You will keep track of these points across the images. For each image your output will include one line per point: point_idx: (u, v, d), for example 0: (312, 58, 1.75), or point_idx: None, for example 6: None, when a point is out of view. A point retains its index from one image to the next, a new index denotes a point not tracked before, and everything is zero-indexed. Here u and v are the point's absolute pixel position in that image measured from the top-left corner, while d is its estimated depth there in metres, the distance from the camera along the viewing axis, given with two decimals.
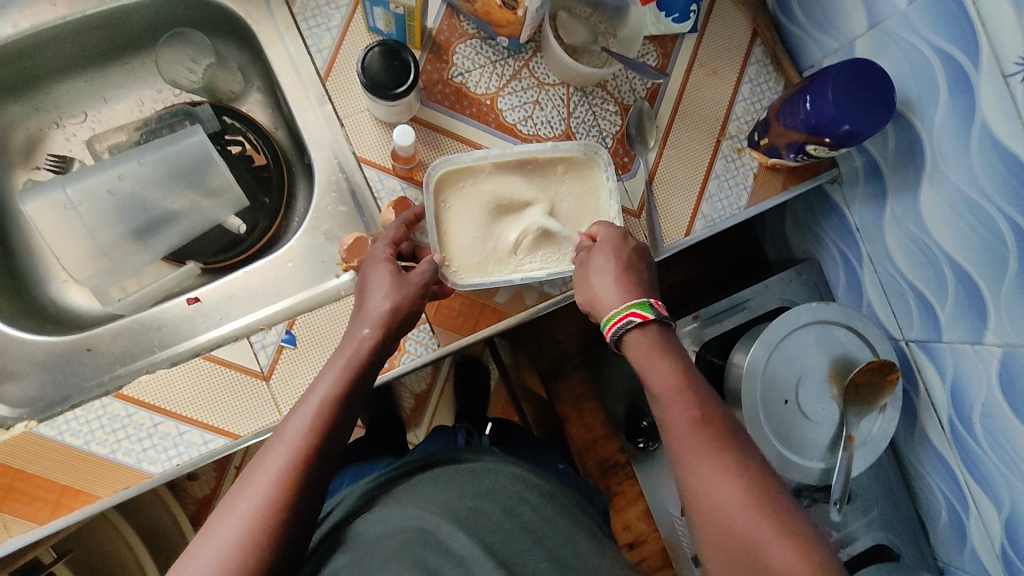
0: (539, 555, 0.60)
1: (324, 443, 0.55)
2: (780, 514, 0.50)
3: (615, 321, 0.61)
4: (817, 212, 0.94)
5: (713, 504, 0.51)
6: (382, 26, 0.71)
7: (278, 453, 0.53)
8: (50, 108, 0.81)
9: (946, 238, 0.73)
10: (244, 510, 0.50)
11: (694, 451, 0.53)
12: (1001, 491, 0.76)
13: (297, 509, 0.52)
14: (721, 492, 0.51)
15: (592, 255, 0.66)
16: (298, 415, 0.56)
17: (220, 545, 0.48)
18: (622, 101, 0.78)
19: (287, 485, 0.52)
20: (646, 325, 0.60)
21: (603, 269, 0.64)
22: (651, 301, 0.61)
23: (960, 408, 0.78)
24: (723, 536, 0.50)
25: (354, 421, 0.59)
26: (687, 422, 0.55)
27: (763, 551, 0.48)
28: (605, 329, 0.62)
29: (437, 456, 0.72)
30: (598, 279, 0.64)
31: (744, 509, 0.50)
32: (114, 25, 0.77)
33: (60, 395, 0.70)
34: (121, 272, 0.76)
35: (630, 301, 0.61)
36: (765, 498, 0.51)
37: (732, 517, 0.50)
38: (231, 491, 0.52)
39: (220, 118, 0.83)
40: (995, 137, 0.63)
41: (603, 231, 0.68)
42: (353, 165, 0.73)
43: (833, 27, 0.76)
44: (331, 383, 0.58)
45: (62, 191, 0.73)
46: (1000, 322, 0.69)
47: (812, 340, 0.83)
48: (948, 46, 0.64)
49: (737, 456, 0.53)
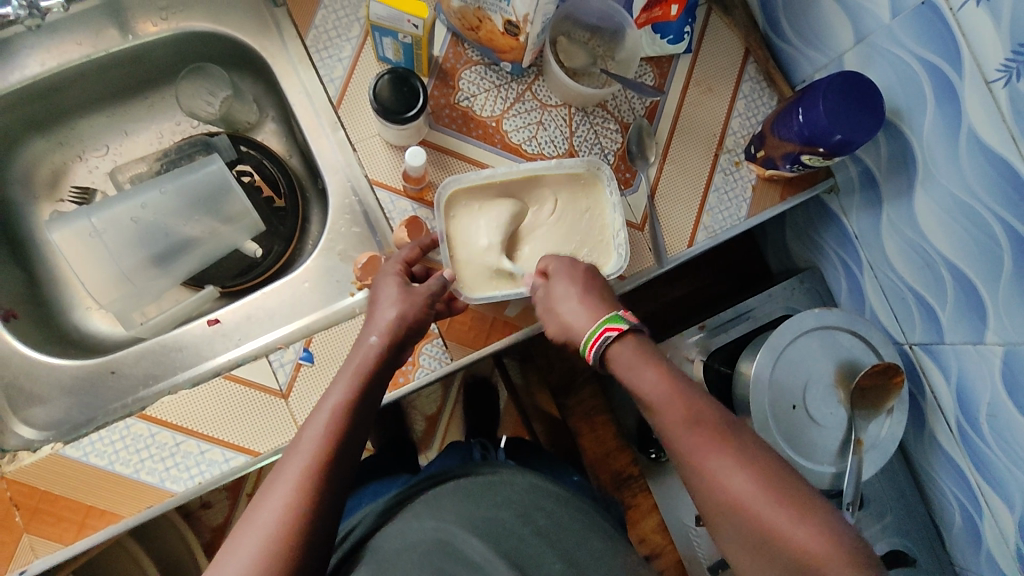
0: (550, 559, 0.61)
1: (339, 450, 0.57)
2: (786, 496, 0.52)
3: (592, 342, 0.63)
4: (816, 222, 0.96)
5: (726, 499, 0.53)
6: (391, 55, 0.74)
7: (296, 463, 0.55)
8: (74, 141, 0.84)
9: (942, 241, 0.75)
10: (265, 520, 0.52)
11: (696, 446, 0.56)
12: (1013, 492, 0.76)
13: (320, 516, 0.54)
14: (748, 502, 0.52)
15: (551, 286, 0.67)
16: (313, 423, 0.58)
17: (246, 555, 0.50)
18: (622, 119, 0.81)
19: (308, 492, 0.53)
20: (622, 337, 0.62)
21: (566, 296, 0.66)
22: (621, 312, 0.63)
23: (967, 409, 0.79)
24: (752, 542, 0.52)
25: (368, 428, 0.61)
26: (680, 419, 0.57)
27: (774, 532, 0.50)
28: (586, 354, 0.64)
29: (453, 472, 0.72)
30: (566, 306, 0.65)
31: (766, 508, 0.51)
32: (135, 63, 0.81)
33: (84, 418, 0.71)
34: (142, 297, 0.79)
35: (602, 317, 0.63)
36: (788, 496, 0.52)
37: (748, 512, 0.52)
38: (254, 503, 0.54)
39: (237, 148, 0.86)
40: (982, 142, 0.66)
41: (553, 263, 0.69)
42: (366, 188, 0.77)
43: (822, 43, 0.80)
44: (344, 391, 0.60)
45: (87, 220, 0.76)
46: (1000, 321, 0.71)
47: (816, 347, 0.85)
48: (933, 56, 0.67)
49: (756, 459, 0.54)
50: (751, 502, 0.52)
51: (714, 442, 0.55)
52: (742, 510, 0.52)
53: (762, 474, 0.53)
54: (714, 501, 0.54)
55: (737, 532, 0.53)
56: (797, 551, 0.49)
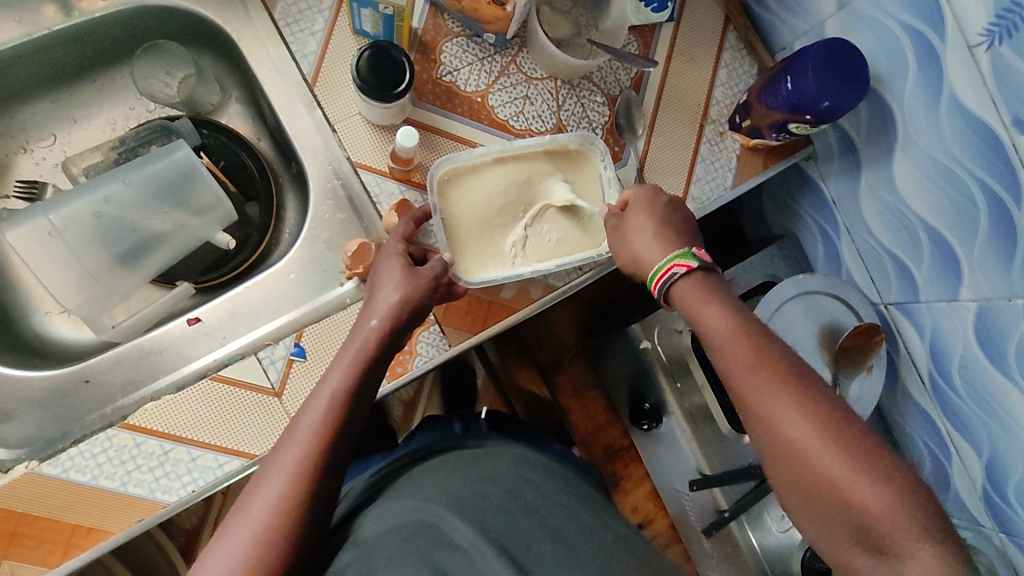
0: (541, 536, 0.60)
1: (337, 439, 0.55)
2: (855, 449, 0.50)
3: (661, 276, 0.63)
4: (793, 189, 0.98)
5: (787, 446, 0.52)
6: (369, 28, 0.70)
7: (292, 451, 0.53)
8: (16, 131, 0.76)
9: (918, 203, 0.77)
10: (260, 509, 0.50)
11: (759, 391, 0.54)
12: (981, 437, 0.81)
13: (314, 507, 0.52)
14: (814, 454, 0.51)
15: (625, 219, 0.67)
16: (309, 409, 0.56)
17: (237, 543, 0.49)
18: (608, 92, 0.79)
19: (302, 483, 0.52)
20: (690, 274, 0.62)
21: (641, 229, 0.66)
22: (692, 250, 0.63)
23: (939, 362, 0.83)
24: (812, 497, 0.51)
25: (366, 415, 0.59)
26: (744, 363, 0.55)
27: (838, 488, 0.49)
28: (653, 288, 0.64)
29: (435, 446, 0.75)
30: (637, 238, 0.66)
31: (828, 458, 0.50)
32: (82, 41, 0.73)
33: (60, 432, 0.66)
34: (110, 298, 0.73)
35: (673, 253, 0.63)
36: (857, 450, 0.50)
37: (813, 462, 0.51)
38: (247, 488, 0.53)
39: (200, 131, 0.80)
40: (961, 105, 0.67)
41: (633, 191, 0.69)
42: (349, 171, 0.73)
43: (803, 10, 0.80)
44: (341, 376, 0.58)
45: (45, 218, 0.71)
46: (973, 277, 0.74)
47: (798, 312, 0.87)
48: (915, 21, 0.69)
49: (821, 406, 0.52)
50: (819, 455, 0.50)
51: (782, 393, 0.53)
52: (812, 471, 0.51)
53: (828, 423, 0.51)
54: (781, 461, 0.52)
55: (803, 491, 0.51)
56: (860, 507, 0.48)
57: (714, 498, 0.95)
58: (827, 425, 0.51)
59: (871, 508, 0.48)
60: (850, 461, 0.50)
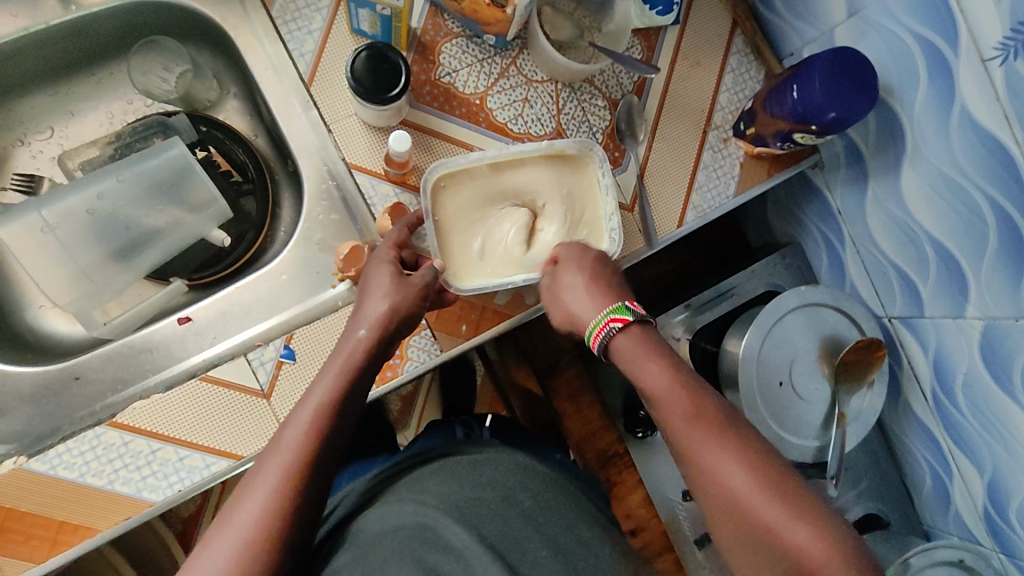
0: (537, 544, 0.61)
1: (321, 452, 0.55)
2: (789, 497, 0.52)
3: (597, 332, 0.62)
4: (798, 197, 0.96)
5: (726, 496, 0.54)
6: (367, 28, 0.69)
7: (276, 463, 0.53)
8: (13, 124, 0.76)
9: (926, 217, 0.76)
10: (243, 522, 0.50)
11: (698, 446, 0.55)
12: (983, 456, 0.79)
13: (299, 519, 0.52)
14: (751, 503, 0.53)
15: (559, 273, 0.66)
16: (294, 421, 0.55)
17: (221, 558, 0.48)
18: (610, 95, 0.78)
19: (286, 498, 0.51)
20: (627, 329, 0.61)
21: (573, 285, 0.65)
22: (627, 303, 0.62)
23: (942, 379, 0.81)
24: (757, 551, 0.52)
25: (352, 426, 0.58)
26: (684, 417, 0.56)
27: (773, 534, 0.51)
28: (590, 342, 0.63)
29: (435, 451, 0.71)
30: (571, 295, 0.64)
31: (763, 505, 0.52)
32: (79, 36, 0.73)
33: (49, 429, 0.67)
34: (103, 294, 0.73)
35: (607, 308, 0.62)
36: (791, 497, 0.52)
37: (751, 510, 0.52)
38: (230, 501, 0.52)
39: (197, 128, 0.79)
40: (974, 120, 0.65)
41: (562, 250, 0.68)
42: (344, 172, 0.72)
43: (812, 16, 0.78)
44: (327, 387, 0.57)
45: (37, 213, 0.70)
46: (981, 296, 0.72)
47: (801, 324, 0.85)
48: (928, 32, 0.66)
49: (756, 455, 0.55)
50: (760, 509, 0.52)
51: (722, 444, 0.55)
52: (751, 518, 0.52)
53: (763, 472, 0.54)
54: (721, 509, 0.54)
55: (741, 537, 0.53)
56: (794, 552, 0.50)
57: None
58: (766, 477, 0.53)
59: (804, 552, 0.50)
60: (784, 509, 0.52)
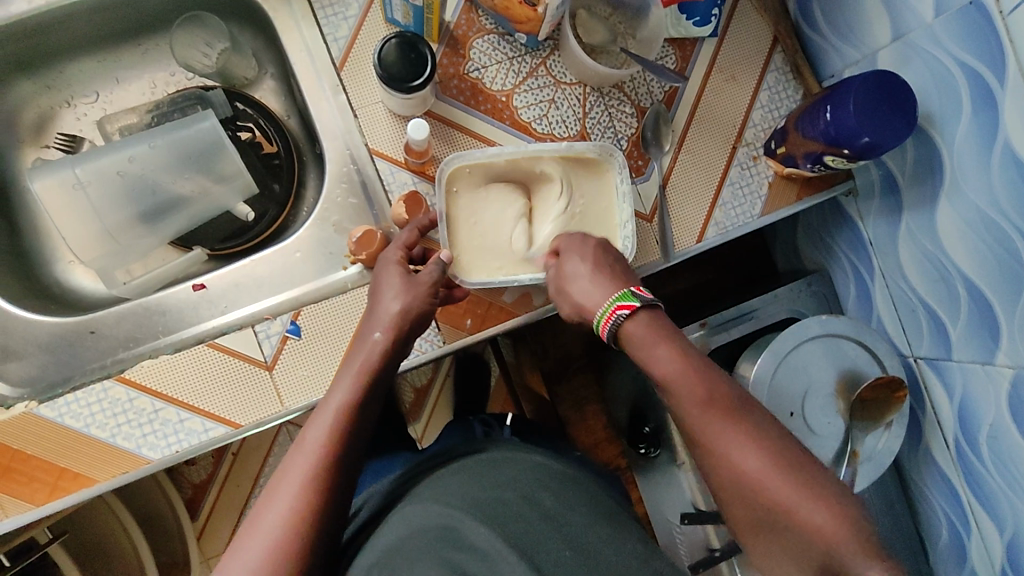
0: (560, 545, 0.58)
1: (345, 452, 0.55)
2: (803, 477, 0.52)
3: (605, 320, 0.60)
4: (829, 223, 0.93)
5: (739, 477, 0.53)
6: (400, 18, 0.70)
7: (300, 464, 0.53)
8: (62, 86, 0.80)
9: (960, 256, 0.72)
10: (271, 523, 0.51)
11: (714, 428, 0.54)
12: (1006, 514, 0.74)
13: (326, 518, 0.53)
14: (764, 482, 0.52)
15: (562, 264, 0.65)
16: (316, 422, 0.56)
17: (254, 555, 0.50)
18: (638, 103, 0.77)
19: (313, 496, 0.52)
20: (634, 316, 0.59)
21: (578, 275, 0.63)
22: (633, 290, 0.60)
23: (967, 428, 0.77)
24: (765, 528, 0.52)
25: (372, 425, 0.59)
26: (698, 403, 0.55)
27: (787, 512, 0.51)
28: (600, 331, 0.61)
29: (459, 451, 0.72)
30: (577, 287, 0.63)
31: (776, 484, 0.51)
32: (129, 7, 0.76)
33: (61, 377, 0.70)
34: (127, 255, 0.76)
35: (613, 296, 0.60)
36: (804, 476, 0.52)
37: (766, 491, 0.52)
38: (260, 502, 0.53)
39: (233, 104, 0.82)
40: (1017, 156, 0.62)
41: (562, 240, 0.66)
42: (366, 157, 0.73)
43: (857, 38, 0.76)
44: (347, 389, 0.58)
45: (71, 170, 0.73)
46: (1013, 341, 0.68)
47: (818, 354, 0.82)
48: (975, 60, 0.63)
49: (769, 440, 0.53)
50: (777, 492, 0.51)
51: (735, 427, 0.54)
52: (764, 498, 0.52)
53: (777, 454, 0.53)
54: (734, 491, 0.53)
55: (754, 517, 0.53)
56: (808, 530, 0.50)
57: (705, 534, 0.92)
58: (782, 461, 0.52)
59: (818, 529, 0.50)
60: (798, 488, 0.51)
